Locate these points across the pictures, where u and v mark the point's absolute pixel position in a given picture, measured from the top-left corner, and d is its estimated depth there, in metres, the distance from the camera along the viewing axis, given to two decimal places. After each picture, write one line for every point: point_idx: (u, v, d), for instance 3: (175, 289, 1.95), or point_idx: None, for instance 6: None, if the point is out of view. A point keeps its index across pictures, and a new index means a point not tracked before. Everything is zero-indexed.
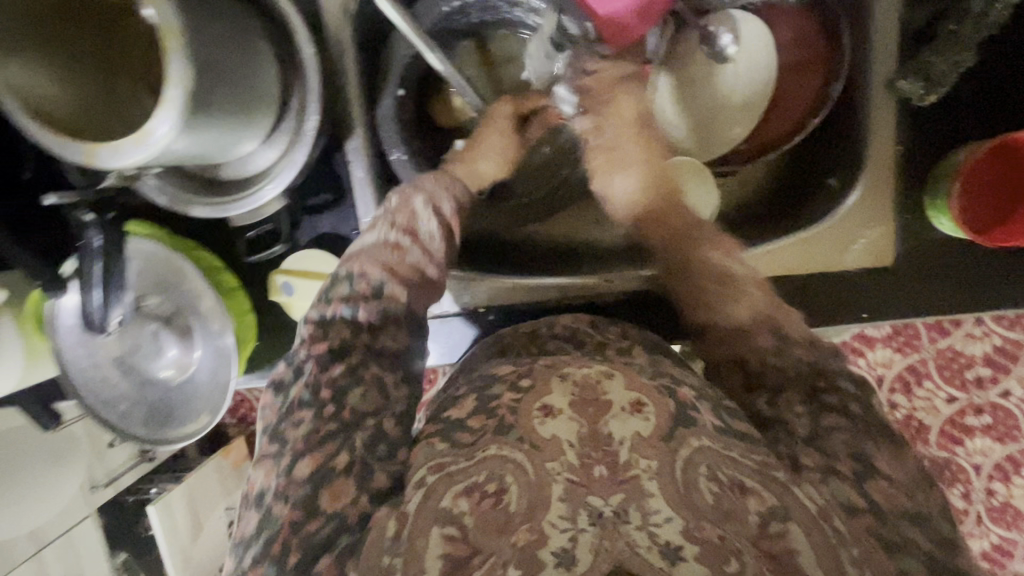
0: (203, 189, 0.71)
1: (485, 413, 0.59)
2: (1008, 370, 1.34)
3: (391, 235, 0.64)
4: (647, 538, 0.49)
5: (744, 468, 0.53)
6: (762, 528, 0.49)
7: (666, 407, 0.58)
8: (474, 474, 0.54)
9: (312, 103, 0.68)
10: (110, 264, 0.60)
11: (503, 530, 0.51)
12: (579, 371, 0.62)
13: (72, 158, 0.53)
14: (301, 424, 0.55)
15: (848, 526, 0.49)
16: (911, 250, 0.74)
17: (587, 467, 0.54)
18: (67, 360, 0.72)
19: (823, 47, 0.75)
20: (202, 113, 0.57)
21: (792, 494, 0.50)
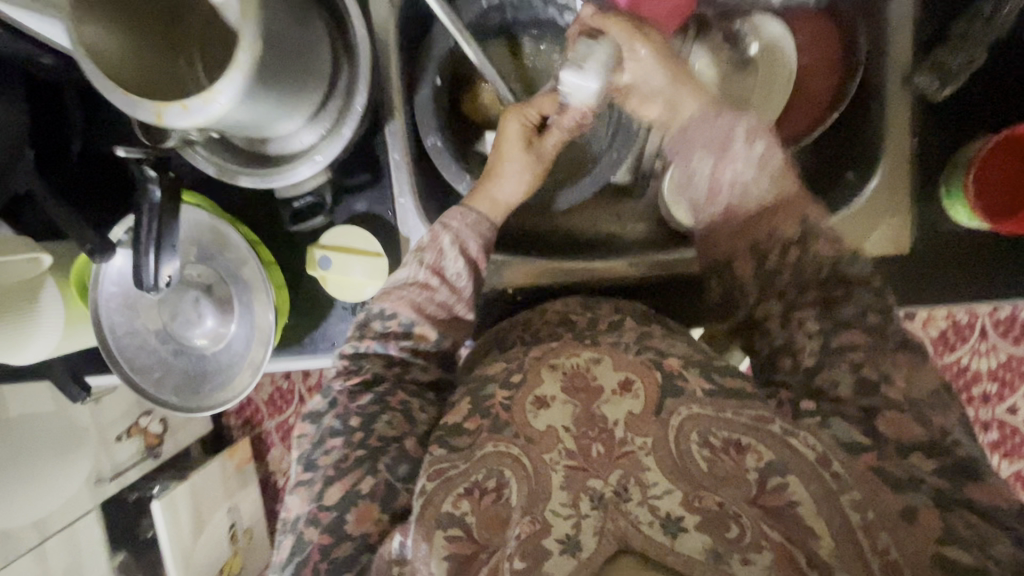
0: (248, 162, 0.74)
1: (479, 415, 0.61)
2: (1014, 387, 1.38)
3: (421, 275, 0.65)
4: (649, 514, 0.51)
5: (737, 426, 0.56)
6: (761, 483, 0.53)
7: (654, 381, 0.60)
8: (474, 473, 0.57)
9: (361, 80, 0.71)
10: (165, 221, 0.62)
11: (504, 524, 0.54)
12: (568, 360, 0.63)
13: (143, 117, 0.56)
14: (330, 452, 0.59)
15: (848, 467, 0.53)
16: (927, 238, 0.77)
17: (585, 450, 0.56)
18: (107, 325, 0.74)
19: (838, 51, 0.78)
20: (262, 81, 0.60)
21: (789, 445, 0.54)
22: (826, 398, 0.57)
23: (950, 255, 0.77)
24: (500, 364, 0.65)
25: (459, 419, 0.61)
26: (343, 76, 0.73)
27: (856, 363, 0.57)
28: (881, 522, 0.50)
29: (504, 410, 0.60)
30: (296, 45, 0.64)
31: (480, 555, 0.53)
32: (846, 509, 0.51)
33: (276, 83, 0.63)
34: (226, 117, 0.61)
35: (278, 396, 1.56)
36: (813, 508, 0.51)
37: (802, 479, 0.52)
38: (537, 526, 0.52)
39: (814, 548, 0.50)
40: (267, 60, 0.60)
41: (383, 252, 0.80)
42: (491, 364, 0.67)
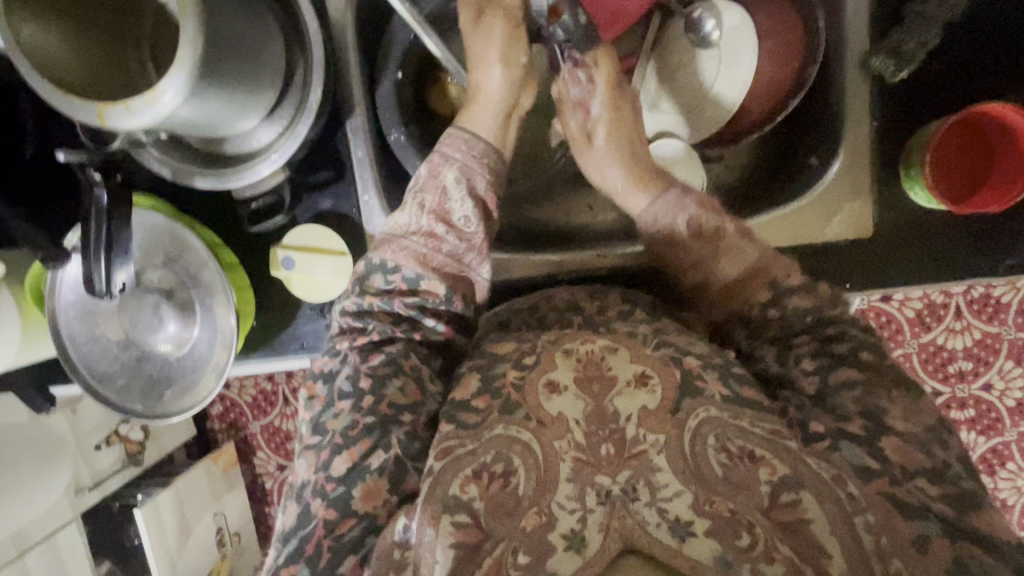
0: (204, 163, 0.73)
1: (489, 394, 0.60)
2: (988, 363, 1.40)
3: (424, 221, 0.66)
4: (657, 515, 0.52)
5: (754, 437, 0.55)
6: (773, 497, 0.52)
7: (672, 377, 0.59)
8: (482, 454, 0.56)
9: (316, 76, 0.70)
10: (115, 226, 0.61)
11: (512, 513, 0.54)
12: (583, 347, 0.62)
13: (83, 120, 0.55)
14: (339, 417, 0.60)
15: (864, 490, 0.52)
16: (898, 221, 0.78)
17: (594, 446, 0.55)
18: (66, 335, 0.73)
19: (801, 37, 0.78)
20: (207, 80, 0.59)
21: (803, 461, 0.53)
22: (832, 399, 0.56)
23: (920, 238, 0.78)
24: (511, 346, 0.65)
25: (466, 396, 0.61)
26: (300, 70, 0.72)
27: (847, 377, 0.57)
28: (895, 547, 0.49)
29: (516, 390, 0.60)
30: (245, 41, 0.63)
31: (485, 544, 0.52)
32: (859, 531, 0.50)
33: (225, 80, 0.62)
34: (175, 117, 0.59)
35: (262, 398, 1.55)
36: (827, 527, 0.50)
37: (817, 495, 0.51)
38: (544, 518, 0.53)
39: (823, 565, 0.49)
40: (215, 57, 0.59)
41: (347, 251, 0.79)
42: (504, 345, 0.66)
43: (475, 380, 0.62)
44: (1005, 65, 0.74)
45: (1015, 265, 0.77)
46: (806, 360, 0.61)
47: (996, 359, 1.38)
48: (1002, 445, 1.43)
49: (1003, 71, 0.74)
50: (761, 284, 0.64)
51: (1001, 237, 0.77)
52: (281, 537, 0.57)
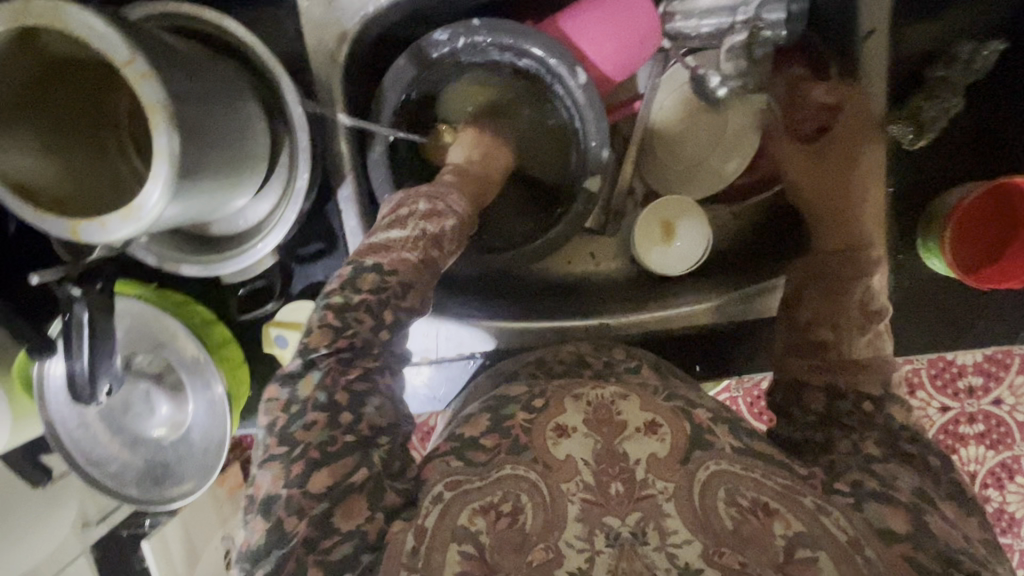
0: (192, 248, 0.70)
1: (498, 432, 0.55)
2: (1001, 378, 1.29)
3: (422, 242, 0.57)
4: (667, 560, 0.48)
5: (767, 490, 0.50)
6: (788, 553, 0.47)
7: (682, 429, 0.55)
8: (490, 493, 0.51)
9: (302, 160, 0.67)
10: (97, 331, 0.58)
11: (519, 549, 0.49)
12: (593, 391, 0.58)
13: (59, 235, 0.52)
14: (313, 428, 0.49)
15: (882, 555, 0.45)
16: (910, 282, 0.74)
17: (603, 486, 0.52)
18: (55, 423, 0.71)
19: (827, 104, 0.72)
20: (189, 181, 0.56)
21: (820, 522, 0.48)
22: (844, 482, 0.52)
23: (932, 301, 0.74)
24: (522, 388, 0.61)
25: (476, 434, 0.56)
26: (286, 149, 0.70)
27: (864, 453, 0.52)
28: None
29: (526, 432, 0.55)
30: (223, 134, 0.60)
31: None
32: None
33: (207, 178, 0.59)
34: (155, 223, 0.57)
35: None
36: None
37: (834, 559, 0.46)
38: (551, 553, 0.49)
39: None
40: (195, 161, 0.56)
41: None
42: (513, 386, 0.62)
43: (485, 419, 0.57)
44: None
45: None
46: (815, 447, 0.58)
47: (1010, 375, 1.27)
48: (1012, 460, 1.29)
49: None
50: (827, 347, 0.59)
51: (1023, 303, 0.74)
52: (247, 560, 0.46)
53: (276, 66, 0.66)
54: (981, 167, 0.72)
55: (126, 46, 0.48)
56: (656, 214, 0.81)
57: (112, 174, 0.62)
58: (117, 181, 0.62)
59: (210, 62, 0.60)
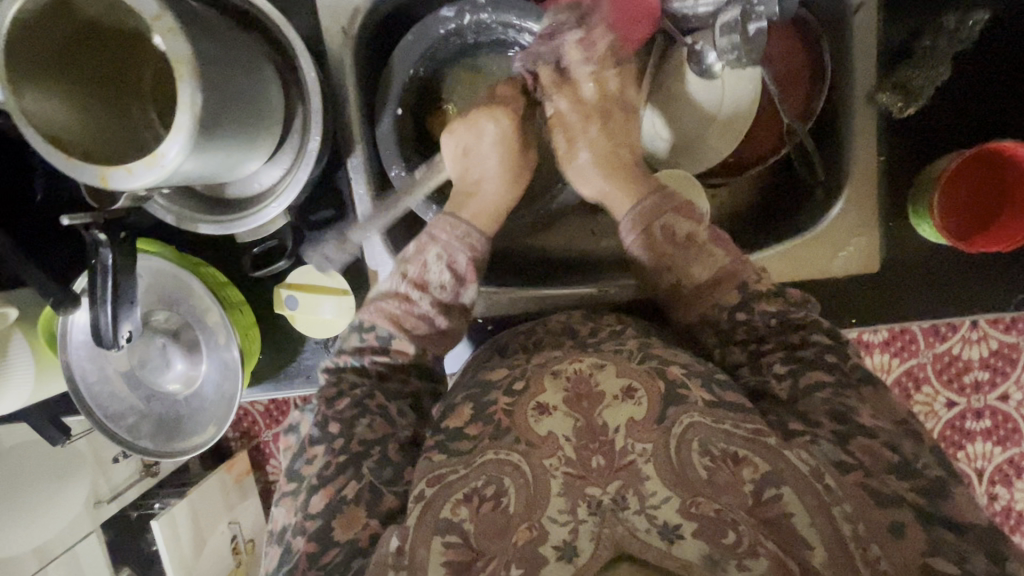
0: (210, 208, 0.74)
1: (482, 421, 0.57)
2: (1006, 374, 1.24)
3: (401, 288, 0.66)
4: (646, 521, 0.48)
5: (737, 439, 0.52)
6: (757, 496, 0.49)
7: (656, 389, 0.55)
8: (474, 479, 0.53)
9: (315, 124, 0.71)
10: (120, 278, 0.62)
11: (503, 532, 0.50)
12: (569, 366, 0.58)
13: (87, 181, 0.55)
14: (313, 461, 0.59)
15: (839, 482, 0.50)
16: (899, 252, 0.77)
17: (584, 459, 0.52)
18: (76, 374, 0.74)
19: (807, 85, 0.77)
20: (209, 136, 0.59)
21: (785, 457, 0.51)
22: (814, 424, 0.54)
23: (922, 270, 0.76)
24: (501, 372, 0.62)
25: (461, 424, 0.58)
26: (300, 113, 0.73)
27: (828, 396, 0.55)
28: None
29: (506, 416, 0.56)
30: (241, 95, 0.63)
31: (477, 562, 0.49)
32: (839, 522, 0.48)
33: (225, 135, 0.62)
34: (177, 175, 0.60)
35: (274, 408, 1.43)
36: (807, 519, 0.48)
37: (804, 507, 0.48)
38: (534, 532, 0.49)
39: (806, 557, 0.47)
40: (215, 116, 0.59)
41: (349, 290, 0.80)
42: (495, 371, 0.63)
43: (469, 408, 0.59)
44: (1015, 97, 0.73)
45: None
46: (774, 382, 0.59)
47: (1016, 372, 1.22)
48: (1020, 456, 1.27)
49: (1011, 101, 0.73)
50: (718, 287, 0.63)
51: (1014, 272, 0.76)
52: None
53: (290, 30, 0.68)
54: (967, 137, 0.74)
55: (156, 3, 0.52)
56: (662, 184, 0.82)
57: (131, 128, 0.66)
58: (136, 136, 0.66)
59: (231, 28, 0.64)
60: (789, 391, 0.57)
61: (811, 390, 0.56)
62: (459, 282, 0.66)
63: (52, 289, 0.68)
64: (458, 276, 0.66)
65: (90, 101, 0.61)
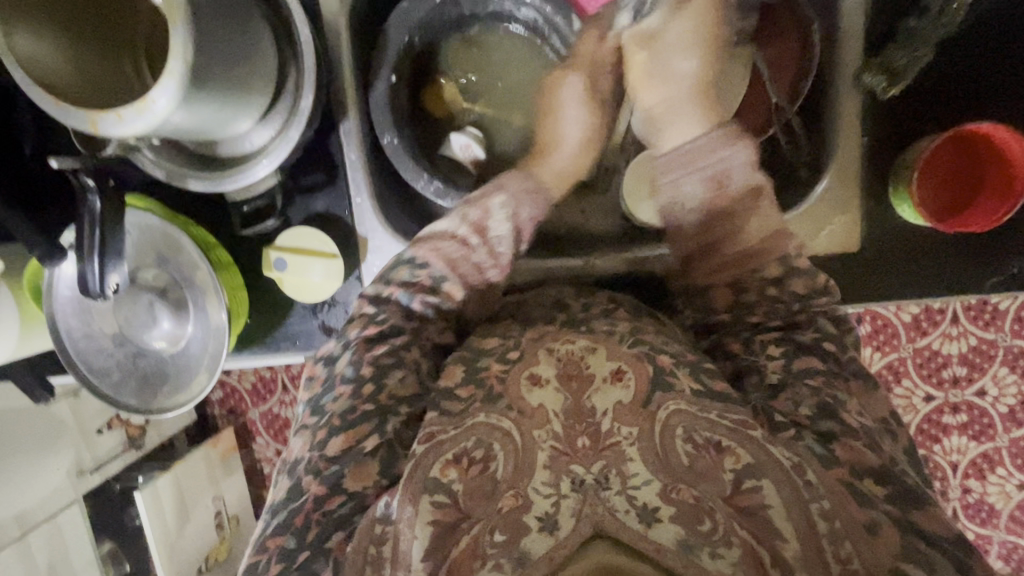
0: (198, 164, 0.73)
1: (474, 383, 0.57)
2: (984, 370, 1.27)
3: (461, 230, 0.65)
4: (627, 502, 0.49)
5: (720, 428, 0.52)
6: (735, 485, 0.50)
7: (645, 370, 0.55)
8: (463, 440, 0.53)
9: (308, 83, 0.71)
10: (108, 228, 0.62)
11: (490, 496, 0.51)
12: (565, 346, 0.59)
13: (77, 126, 0.56)
14: (339, 400, 0.58)
15: (821, 478, 0.50)
16: (880, 237, 0.79)
17: (571, 437, 0.53)
18: (61, 328, 0.74)
19: (795, 69, 0.76)
20: (200, 88, 0.59)
21: (766, 451, 0.51)
22: (792, 410, 0.55)
23: (901, 253, 0.79)
24: (496, 340, 0.61)
25: (451, 385, 0.58)
26: (292, 74, 0.73)
27: (816, 387, 0.56)
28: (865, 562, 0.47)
29: (499, 382, 0.57)
30: (235, 49, 0.63)
31: (463, 523, 0.50)
32: (813, 518, 0.48)
33: (217, 88, 0.62)
34: (166, 125, 0.60)
35: (261, 385, 1.43)
36: (783, 512, 0.48)
37: (776, 484, 0.49)
38: (520, 500, 0.50)
39: (778, 549, 0.47)
40: (207, 66, 0.59)
41: (338, 254, 0.80)
42: (488, 338, 0.62)
43: (459, 370, 0.59)
44: (997, 82, 0.75)
45: (1000, 282, 0.78)
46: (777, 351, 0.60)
47: (994, 368, 1.25)
48: (993, 451, 1.30)
49: (993, 87, 0.75)
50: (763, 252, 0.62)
51: (988, 255, 0.78)
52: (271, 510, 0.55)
53: None
54: (949, 121, 0.76)
55: None
56: (644, 169, 0.85)
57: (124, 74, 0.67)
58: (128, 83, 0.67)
59: None
60: (780, 374, 0.58)
61: (803, 376, 0.57)
62: (519, 236, 0.66)
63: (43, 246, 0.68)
64: (518, 228, 0.66)
65: (85, 44, 0.62)
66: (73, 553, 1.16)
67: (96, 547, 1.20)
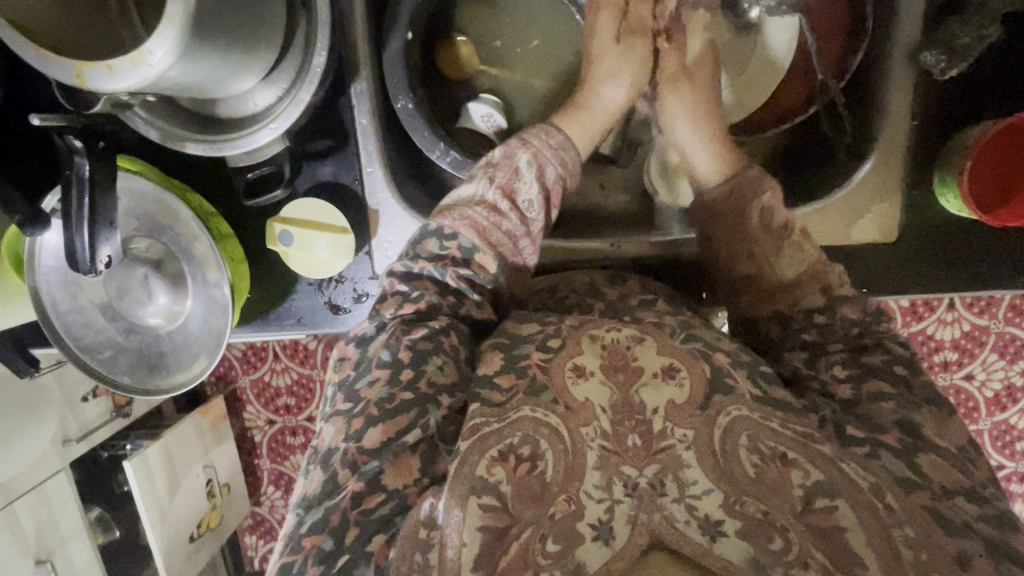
0: (199, 126, 0.67)
1: (515, 372, 0.54)
2: (974, 355, 1.22)
3: (490, 196, 0.62)
4: (686, 512, 0.47)
5: (784, 439, 0.50)
6: (807, 502, 0.46)
7: (703, 372, 0.53)
8: (509, 436, 0.50)
9: (321, 38, 0.64)
10: (98, 196, 0.56)
11: (538, 499, 0.48)
12: (608, 334, 0.57)
13: (60, 78, 0.49)
14: (375, 385, 0.53)
15: (902, 502, 0.46)
16: (920, 228, 0.75)
17: (620, 436, 0.50)
18: (46, 301, 0.68)
19: (842, 47, 0.73)
20: (201, 39, 0.52)
21: (838, 468, 0.48)
22: (874, 419, 0.51)
23: (938, 243, 0.76)
24: (533, 324, 0.59)
25: (490, 372, 0.55)
26: (301, 30, 0.66)
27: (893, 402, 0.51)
28: None
29: (542, 371, 0.54)
30: None
31: (512, 529, 0.47)
32: (898, 545, 0.44)
33: (219, 39, 0.55)
34: (162, 80, 0.53)
35: (252, 354, 1.38)
36: (863, 537, 0.44)
37: (854, 506, 0.45)
38: (572, 506, 0.48)
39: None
40: (211, 15, 0.52)
41: (348, 228, 0.75)
42: (525, 323, 0.60)
43: (498, 358, 0.56)
44: None
45: None
46: (828, 355, 0.56)
47: (984, 354, 1.21)
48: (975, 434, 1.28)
49: None
50: (803, 284, 0.59)
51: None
52: (303, 506, 0.48)
53: None
54: (995, 110, 0.73)
55: None
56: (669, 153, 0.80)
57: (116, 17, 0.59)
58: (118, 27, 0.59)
59: None
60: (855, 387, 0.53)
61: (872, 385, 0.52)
62: (547, 200, 0.64)
63: (34, 216, 0.62)
64: (545, 191, 0.64)
65: None
66: (61, 522, 1.13)
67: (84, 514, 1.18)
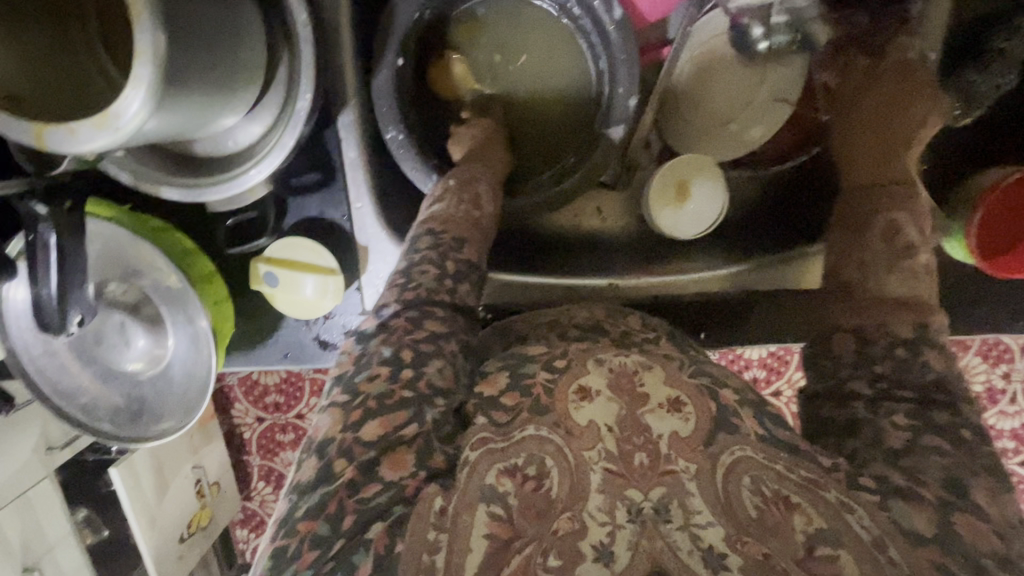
0: (177, 169, 0.63)
1: (518, 391, 0.49)
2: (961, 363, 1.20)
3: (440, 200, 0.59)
4: (689, 540, 0.41)
5: (788, 483, 0.44)
6: (808, 548, 0.40)
7: (707, 408, 0.48)
8: (513, 457, 0.45)
9: (305, 80, 0.60)
10: (68, 238, 0.53)
11: (542, 514, 0.43)
12: (615, 358, 0.52)
13: (20, 140, 0.45)
14: (374, 380, 0.45)
15: (907, 555, 0.39)
16: None
17: (626, 455, 0.45)
18: (18, 347, 0.66)
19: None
20: (177, 92, 0.48)
21: (844, 518, 0.41)
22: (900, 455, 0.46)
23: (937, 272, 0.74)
24: (539, 346, 0.55)
25: (494, 393, 0.49)
26: (283, 63, 0.62)
27: None
28: None
29: (546, 393, 0.49)
30: (217, 39, 0.51)
31: (515, 542, 0.41)
32: None
33: (197, 89, 0.51)
34: (136, 137, 0.49)
35: None
36: None
37: (857, 559, 0.39)
38: (576, 524, 0.42)
39: None
40: (186, 66, 0.48)
41: (337, 269, 0.71)
42: (531, 345, 0.56)
43: (502, 377, 0.51)
44: None
45: None
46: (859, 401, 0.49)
47: (972, 361, 1.18)
48: None
49: None
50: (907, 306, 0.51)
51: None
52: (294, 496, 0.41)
53: None
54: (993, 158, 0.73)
55: None
56: (678, 171, 0.76)
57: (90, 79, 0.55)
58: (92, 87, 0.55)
59: None
60: None
61: None
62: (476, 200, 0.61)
63: None
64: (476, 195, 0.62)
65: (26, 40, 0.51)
66: (47, 528, 1.10)
67: (71, 517, 1.14)
